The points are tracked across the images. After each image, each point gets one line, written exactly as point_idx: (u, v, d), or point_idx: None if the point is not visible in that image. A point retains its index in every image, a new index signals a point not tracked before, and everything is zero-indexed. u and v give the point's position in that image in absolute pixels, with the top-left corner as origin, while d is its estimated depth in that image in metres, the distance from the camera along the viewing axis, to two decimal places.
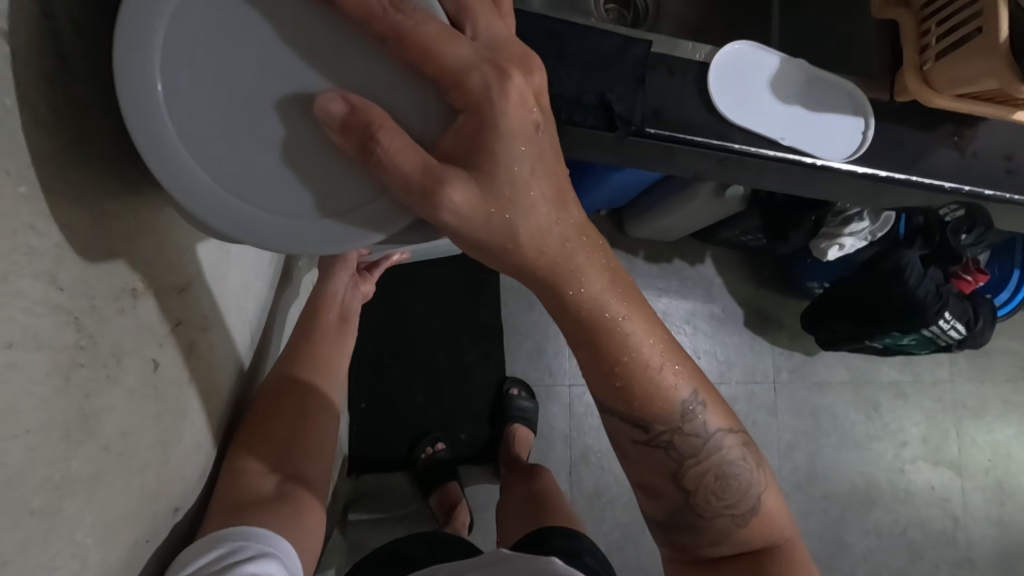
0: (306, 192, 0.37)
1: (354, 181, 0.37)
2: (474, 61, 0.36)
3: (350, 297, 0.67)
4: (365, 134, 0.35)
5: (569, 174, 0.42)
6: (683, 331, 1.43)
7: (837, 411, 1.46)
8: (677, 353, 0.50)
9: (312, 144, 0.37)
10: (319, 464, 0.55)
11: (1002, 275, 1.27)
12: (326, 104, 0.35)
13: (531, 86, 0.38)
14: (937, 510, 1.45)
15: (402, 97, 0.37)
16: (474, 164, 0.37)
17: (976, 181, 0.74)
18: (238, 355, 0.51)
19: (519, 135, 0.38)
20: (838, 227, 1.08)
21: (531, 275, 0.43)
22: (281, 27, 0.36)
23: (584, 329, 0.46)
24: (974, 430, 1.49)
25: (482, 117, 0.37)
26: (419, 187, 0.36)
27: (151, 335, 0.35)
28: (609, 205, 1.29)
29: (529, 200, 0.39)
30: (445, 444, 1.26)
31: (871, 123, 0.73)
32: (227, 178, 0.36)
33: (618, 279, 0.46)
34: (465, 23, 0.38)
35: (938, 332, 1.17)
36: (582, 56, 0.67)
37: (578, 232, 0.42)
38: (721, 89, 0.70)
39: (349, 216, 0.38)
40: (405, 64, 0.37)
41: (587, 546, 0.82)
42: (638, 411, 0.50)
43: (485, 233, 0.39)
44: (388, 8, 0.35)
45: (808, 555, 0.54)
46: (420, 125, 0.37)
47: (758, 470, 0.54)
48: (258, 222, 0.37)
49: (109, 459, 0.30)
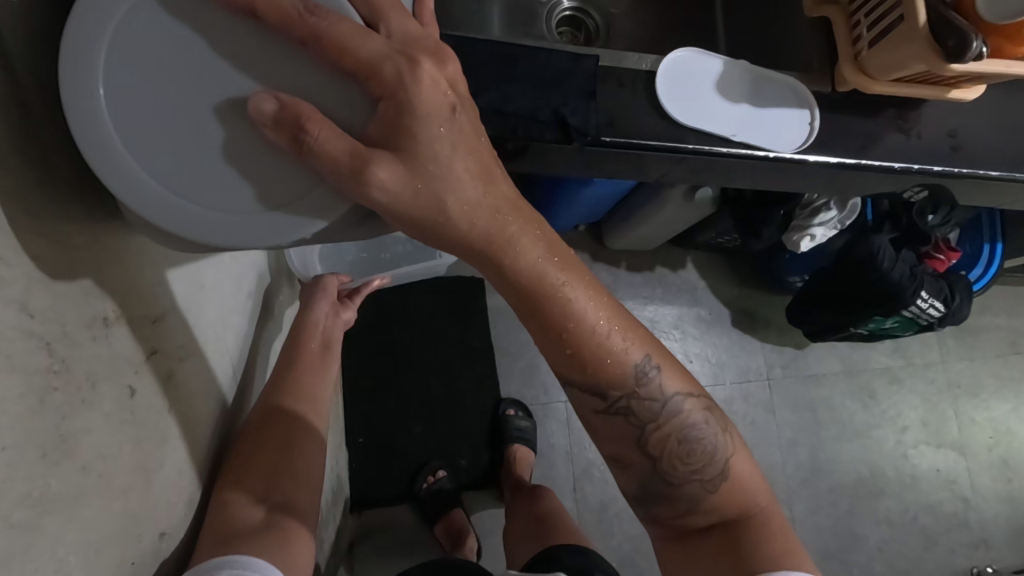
0: (247, 186, 0.38)
1: (293, 174, 0.39)
2: (386, 52, 0.37)
3: (330, 326, 0.69)
4: (295, 126, 0.36)
5: (496, 152, 0.43)
6: (672, 337, 1.44)
7: (834, 402, 1.47)
8: (620, 317, 0.49)
9: (248, 142, 0.38)
10: (306, 492, 0.54)
11: (973, 251, 1.30)
12: (259, 104, 0.37)
13: (446, 73, 0.39)
14: (946, 493, 1.44)
15: (330, 93, 0.38)
16: (399, 144, 0.38)
17: (925, 160, 0.77)
18: (219, 391, 0.52)
19: (436, 117, 0.38)
20: (808, 219, 1.11)
21: (468, 250, 0.42)
22: (206, 37, 0.37)
23: (526, 297, 0.45)
24: (972, 409, 1.50)
25: (400, 102, 0.37)
26: (348, 171, 0.36)
27: (125, 361, 0.36)
28: (587, 218, 1.32)
29: (455, 175, 0.39)
30: (446, 471, 1.27)
31: (816, 113, 0.76)
32: (172, 179, 0.38)
33: (556, 247, 0.45)
34: (378, 23, 0.39)
35: (919, 311, 1.19)
36: (535, 76, 0.71)
37: (508, 204, 0.42)
38: (670, 94, 0.74)
39: (292, 207, 0.39)
40: (323, 62, 0.38)
41: (596, 561, 0.82)
42: (593, 377, 0.50)
43: (415, 209, 0.39)
44: (303, 13, 0.37)
45: (784, 519, 0.55)
46: (348, 117, 0.38)
47: (724, 435, 0.54)
48: (206, 220, 0.38)
49: (88, 480, 0.32)
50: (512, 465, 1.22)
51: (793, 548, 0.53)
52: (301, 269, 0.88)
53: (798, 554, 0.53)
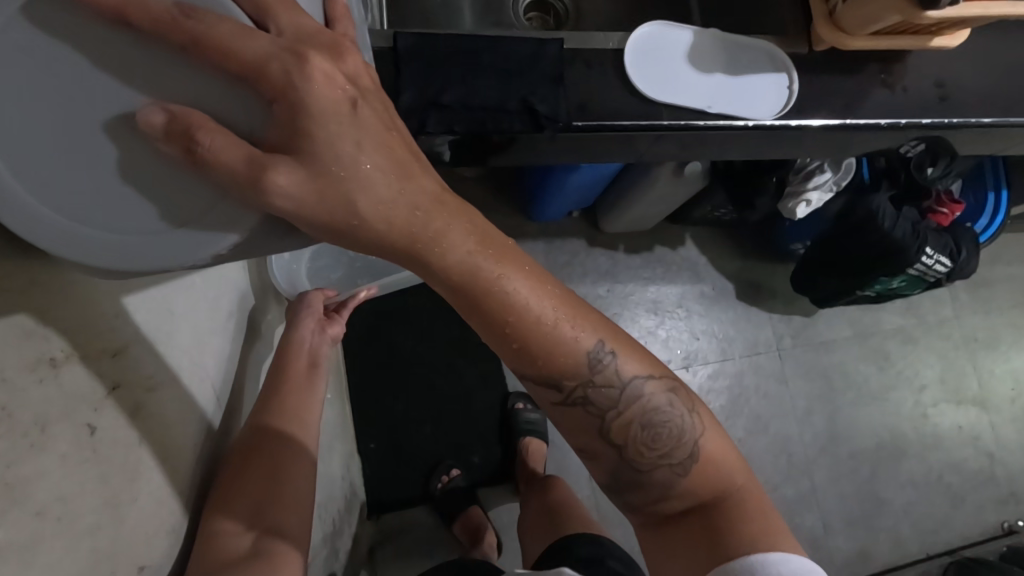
0: (149, 205, 0.35)
1: (196, 187, 0.35)
2: (272, 50, 0.34)
3: (317, 343, 0.68)
4: (187, 138, 0.33)
5: (413, 147, 0.40)
6: (677, 316, 1.41)
7: (847, 367, 1.44)
8: (568, 304, 0.47)
9: (143, 157, 0.34)
10: (295, 515, 0.54)
11: (977, 201, 1.27)
12: (146, 119, 0.33)
13: (341, 70, 0.37)
14: (970, 449, 1.43)
15: (222, 97, 0.34)
16: (299, 147, 0.35)
17: (912, 114, 0.75)
18: (205, 415, 0.51)
19: (336, 115, 0.36)
20: (802, 183, 1.08)
21: (391, 252, 0.40)
22: (83, 49, 0.33)
23: (460, 295, 0.43)
24: (990, 362, 1.48)
25: (293, 103, 0.34)
26: (247, 180, 0.33)
27: (82, 400, 0.35)
28: (579, 204, 1.31)
29: (364, 174, 0.37)
30: (459, 469, 1.27)
31: (795, 77, 0.74)
32: (67, 204, 0.34)
33: (488, 238, 0.43)
34: (266, 20, 0.36)
35: (925, 268, 1.16)
36: (499, 66, 0.69)
37: (430, 198, 0.40)
38: (640, 71, 0.72)
39: (200, 222, 0.35)
40: (209, 66, 0.34)
41: (610, 549, 0.81)
42: (545, 370, 0.48)
43: (324, 213, 0.36)
44: (178, 16, 0.33)
45: (763, 497, 0.53)
46: (245, 123, 0.35)
47: (691, 415, 0.52)
48: (110, 245, 0.34)
49: (45, 524, 0.31)
50: (525, 458, 1.22)
51: (772, 528, 0.51)
52: (287, 287, 0.85)
53: (775, 533, 0.51)
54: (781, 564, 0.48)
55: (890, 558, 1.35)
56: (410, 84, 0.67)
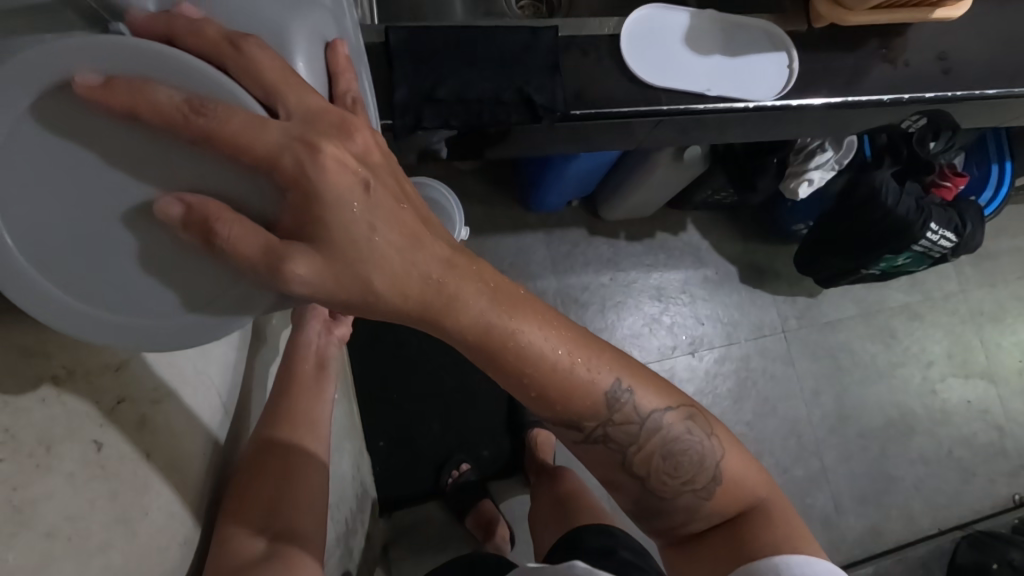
0: (165, 288, 0.34)
1: (213, 273, 0.34)
2: (283, 141, 0.32)
3: (324, 345, 0.66)
4: (205, 233, 0.31)
5: (422, 209, 0.38)
6: (680, 302, 1.39)
7: (854, 346, 1.43)
8: (584, 347, 0.45)
9: (162, 245, 0.33)
10: (308, 517, 0.53)
11: (981, 173, 1.25)
12: (162, 210, 0.31)
13: (349, 150, 0.34)
14: (979, 423, 1.43)
15: (235, 185, 0.33)
16: (316, 232, 0.33)
17: (916, 87, 0.73)
18: (211, 430, 0.50)
19: (348, 195, 0.34)
20: (804, 163, 1.07)
21: (407, 318, 0.38)
22: (94, 146, 0.32)
23: (478, 354, 0.41)
24: (996, 335, 1.48)
25: (306, 192, 0.33)
26: (264, 272, 0.32)
27: (86, 419, 0.34)
28: (579, 193, 1.30)
29: (377, 247, 0.35)
30: (469, 463, 1.28)
31: (794, 55, 0.73)
32: (90, 299, 0.33)
33: (500, 290, 0.41)
34: (274, 104, 0.33)
35: (930, 244, 1.16)
36: (493, 57, 0.67)
37: (441, 261, 0.38)
38: (637, 56, 0.71)
39: (218, 304, 0.35)
40: (224, 159, 0.32)
41: (623, 540, 0.80)
42: (566, 414, 0.47)
43: (341, 295, 0.35)
44: (188, 113, 0.30)
45: (786, 505, 0.53)
46: (261, 208, 0.34)
47: (712, 438, 0.51)
48: (130, 328, 0.34)
49: (56, 545, 0.31)
50: (535, 450, 1.23)
51: (798, 535, 0.51)
52: None
53: (800, 539, 0.50)
54: (806, 567, 0.47)
55: (903, 535, 1.35)
56: (403, 79, 0.65)
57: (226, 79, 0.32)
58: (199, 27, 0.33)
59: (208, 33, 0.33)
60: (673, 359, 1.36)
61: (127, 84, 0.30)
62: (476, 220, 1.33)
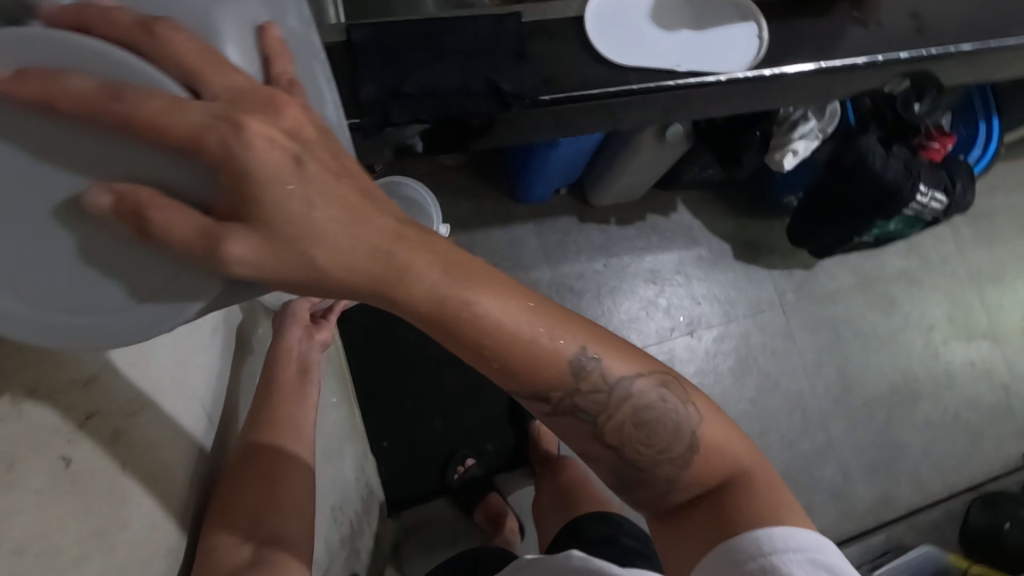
0: (113, 283, 0.31)
1: (158, 261, 0.31)
2: (205, 120, 0.29)
3: (305, 350, 0.68)
4: (138, 219, 0.29)
5: (365, 183, 0.36)
6: (676, 283, 1.39)
7: (854, 315, 1.42)
8: (547, 315, 0.42)
9: (100, 239, 0.31)
10: (296, 521, 0.54)
11: (969, 132, 1.24)
12: (94, 201, 0.29)
13: (279, 127, 0.32)
14: (985, 383, 1.42)
15: (165, 169, 0.30)
16: (252, 213, 0.31)
17: (889, 48, 0.73)
18: (193, 438, 0.49)
19: (282, 174, 0.31)
20: (788, 134, 1.06)
21: (349, 292, 0.35)
22: (14, 139, 0.29)
23: (430, 325, 0.38)
24: (997, 294, 1.47)
25: (237, 173, 0.30)
26: (204, 256, 0.30)
27: (53, 432, 0.34)
28: (566, 180, 1.29)
29: (319, 225, 0.32)
30: (474, 458, 1.29)
31: (763, 24, 0.72)
32: (25, 300, 0.30)
33: (453, 259, 0.38)
34: (197, 86, 0.30)
35: (920, 207, 1.14)
36: (458, 47, 0.67)
37: (382, 232, 0.35)
38: (604, 37, 0.70)
39: (170, 293, 0.31)
40: (149, 143, 0.29)
41: (624, 527, 0.80)
42: (529, 384, 0.43)
43: (286, 276, 0.32)
44: (106, 98, 0.28)
45: (767, 475, 0.49)
46: (195, 192, 0.31)
47: (688, 406, 0.47)
48: (80, 329, 0.31)
49: (23, 561, 0.31)
50: (537, 442, 1.22)
51: (780, 505, 0.47)
52: None
53: (784, 509, 0.47)
54: (789, 539, 0.44)
55: (913, 501, 1.34)
56: (370, 77, 0.65)
57: (141, 64, 0.29)
58: (109, 13, 0.30)
59: (120, 20, 0.30)
60: (671, 341, 1.35)
61: (40, 75, 0.28)
62: (465, 215, 1.33)
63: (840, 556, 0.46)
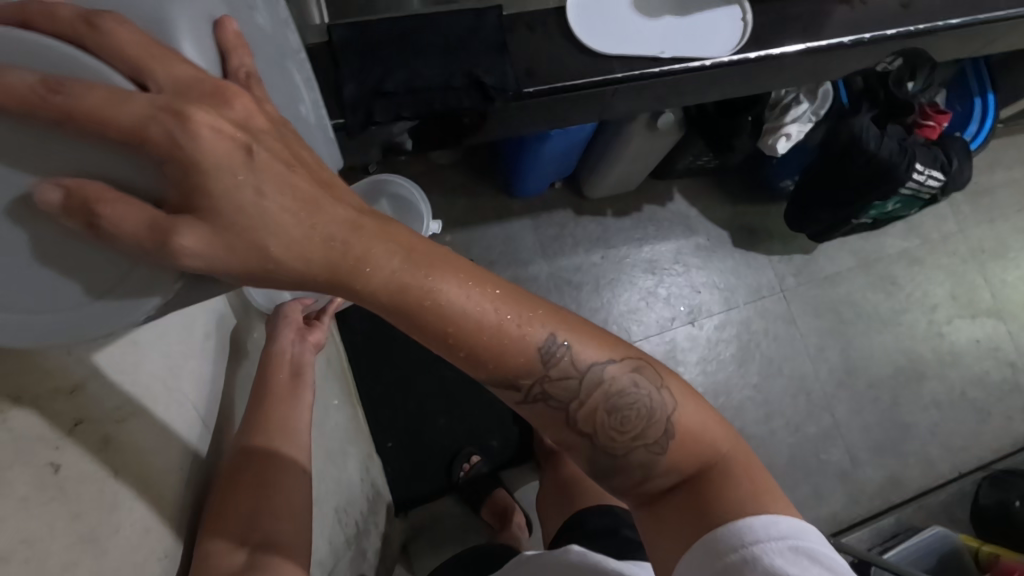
0: (66, 279, 0.32)
1: (109, 258, 0.32)
2: (149, 112, 0.29)
3: (298, 350, 0.68)
4: (87, 215, 0.29)
5: (320, 171, 0.36)
6: (675, 272, 1.38)
7: (855, 298, 1.41)
8: (513, 302, 0.42)
9: (51, 237, 0.31)
10: (291, 526, 0.54)
11: (964, 108, 1.23)
12: (42, 197, 0.29)
13: (226, 118, 0.32)
14: (991, 361, 1.41)
15: (113, 164, 0.30)
16: (203, 204, 0.31)
17: (875, 26, 0.73)
18: (188, 442, 0.50)
19: (231, 164, 0.31)
20: (780, 118, 1.07)
21: (308, 284, 0.35)
22: None
23: (392, 315, 0.38)
24: (1000, 271, 1.46)
25: (185, 164, 0.30)
26: (154, 249, 0.30)
27: (39, 441, 0.35)
28: (559, 173, 1.29)
29: (272, 215, 0.32)
30: (480, 455, 1.28)
31: (746, 7, 0.72)
32: None
33: (415, 249, 0.38)
34: (142, 79, 0.31)
35: (918, 185, 1.13)
36: (437, 43, 0.67)
37: (338, 221, 0.35)
38: (585, 26, 0.70)
39: (122, 290, 0.32)
40: (94, 138, 0.30)
41: (626, 518, 0.80)
42: (498, 372, 0.43)
43: (242, 267, 0.32)
44: (46, 93, 0.28)
45: (747, 461, 0.48)
46: (144, 185, 0.31)
47: (663, 390, 0.47)
48: (32, 326, 0.31)
49: (10, 569, 0.31)
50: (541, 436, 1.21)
51: (761, 491, 0.47)
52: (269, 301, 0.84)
53: (764, 495, 0.47)
54: (771, 527, 0.44)
55: (922, 482, 1.33)
56: (350, 76, 0.65)
57: (87, 57, 0.30)
58: (52, 8, 0.30)
59: (61, 15, 0.30)
60: (672, 330, 1.35)
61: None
62: (461, 213, 1.33)
63: (822, 538, 0.45)
